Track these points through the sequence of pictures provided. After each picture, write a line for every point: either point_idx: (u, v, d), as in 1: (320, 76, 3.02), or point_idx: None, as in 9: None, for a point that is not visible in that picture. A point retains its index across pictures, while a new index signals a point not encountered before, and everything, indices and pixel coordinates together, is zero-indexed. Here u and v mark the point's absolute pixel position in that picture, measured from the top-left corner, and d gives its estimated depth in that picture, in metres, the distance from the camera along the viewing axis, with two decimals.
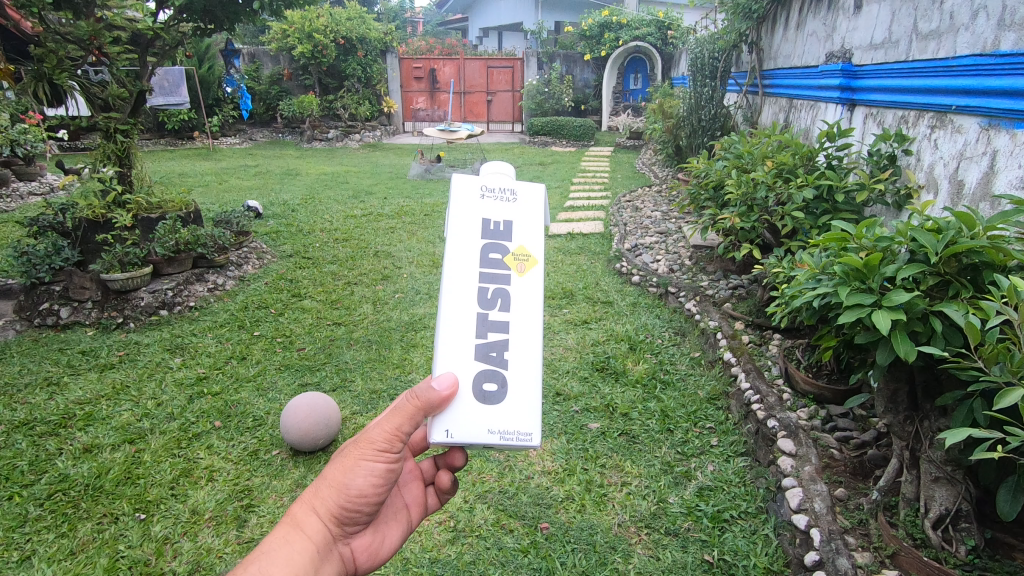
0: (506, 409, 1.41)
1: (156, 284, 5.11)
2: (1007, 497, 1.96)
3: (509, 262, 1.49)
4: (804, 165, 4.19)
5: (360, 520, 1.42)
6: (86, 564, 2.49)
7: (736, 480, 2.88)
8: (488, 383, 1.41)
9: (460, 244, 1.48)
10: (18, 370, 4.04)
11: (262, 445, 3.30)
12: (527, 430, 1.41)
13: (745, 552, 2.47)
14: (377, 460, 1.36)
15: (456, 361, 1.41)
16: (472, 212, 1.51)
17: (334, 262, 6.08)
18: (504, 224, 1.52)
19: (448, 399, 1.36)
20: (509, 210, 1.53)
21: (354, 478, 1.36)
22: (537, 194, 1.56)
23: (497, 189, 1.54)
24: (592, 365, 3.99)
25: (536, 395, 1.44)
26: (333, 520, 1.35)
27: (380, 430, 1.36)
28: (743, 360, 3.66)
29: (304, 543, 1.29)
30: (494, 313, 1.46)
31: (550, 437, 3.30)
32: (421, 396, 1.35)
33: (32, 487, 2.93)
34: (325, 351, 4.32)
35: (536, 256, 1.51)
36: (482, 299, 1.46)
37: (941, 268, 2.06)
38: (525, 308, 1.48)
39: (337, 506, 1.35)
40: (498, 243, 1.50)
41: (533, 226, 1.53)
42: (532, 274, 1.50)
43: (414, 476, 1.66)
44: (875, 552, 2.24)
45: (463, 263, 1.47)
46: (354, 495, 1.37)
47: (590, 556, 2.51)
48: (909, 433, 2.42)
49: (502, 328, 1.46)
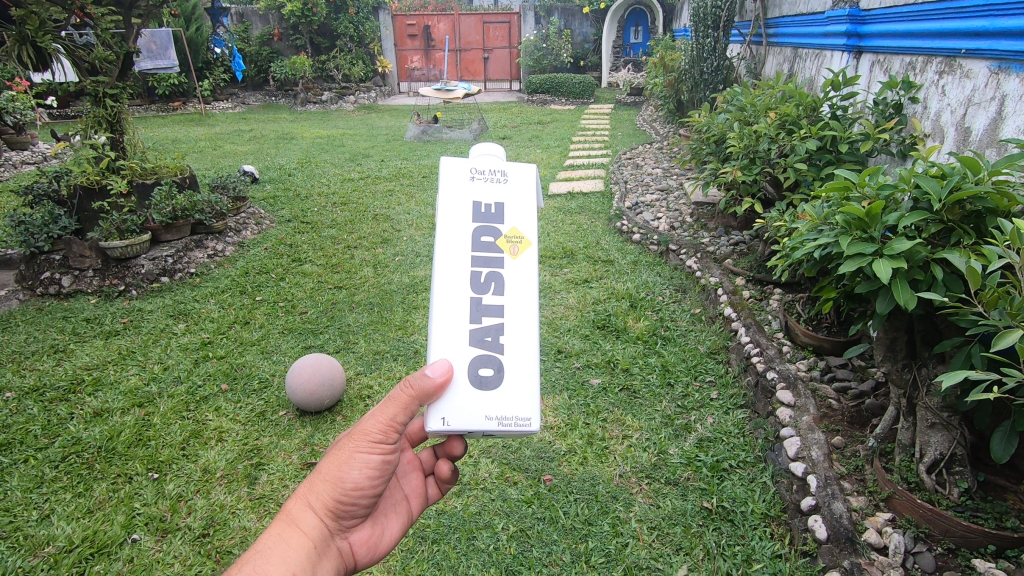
0: (503, 394, 1.41)
1: (155, 251, 5.10)
2: (1001, 441, 1.99)
3: (502, 245, 1.50)
4: (807, 116, 4.10)
5: (357, 513, 1.45)
6: (104, 521, 2.56)
7: (736, 431, 2.93)
8: (485, 369, 1.42)
9: (452, 228, 1.49)
10: (24, 338, 4.08)
11: (270, 406, 3.36)
12: (526, 416, 1.41)
13: (743, 499, 2.53)
14: (372, 451, 1.41)
15: (451, 348, 1.42)
16: (463, 195, 1.52)
17: (333, 226, 6.05)
18: (495, 206, 1.53)
19: (443, 385, 1.37)
20: (500, 192, 1.54)
21: (349, 471, 1.39)
22: (529, 174, 1.57)
23: (487, 170, 1.55)
24: (593, 322, 4.01)
25: (535, 380, 1.44)
26: (329, 515, 1.39)
27: (374, 422, 1.40)
28: (743, 314, 3.68)
29: (301, 539, 1.32)
30: (487, 297, 1.47)
31: (553, 393, 3.35)
32: (416, 385, 1.36)
33: (46, 450, 3.00)
34: (328, 313, 4.35)
35: (528, 238, 1.51)
36: (475, 283, 1.47)
37: (945, 215, 2.04)
38: (519, 291, 1.48)
39: (333, 500, 1.39)
40: (490, 226, 1.51)
41: (525, 207, 1.54)
42: (525, 256, 1.50)
43: (413, 467, 1.67)
44: (870, 497, 2.33)
45: (454, 247, 1.48)
46: (349, 488, 1.40)
47: (592, 505, 2.57)
48: (907, 381, 2.44)
49: (497, 311, 1.46)
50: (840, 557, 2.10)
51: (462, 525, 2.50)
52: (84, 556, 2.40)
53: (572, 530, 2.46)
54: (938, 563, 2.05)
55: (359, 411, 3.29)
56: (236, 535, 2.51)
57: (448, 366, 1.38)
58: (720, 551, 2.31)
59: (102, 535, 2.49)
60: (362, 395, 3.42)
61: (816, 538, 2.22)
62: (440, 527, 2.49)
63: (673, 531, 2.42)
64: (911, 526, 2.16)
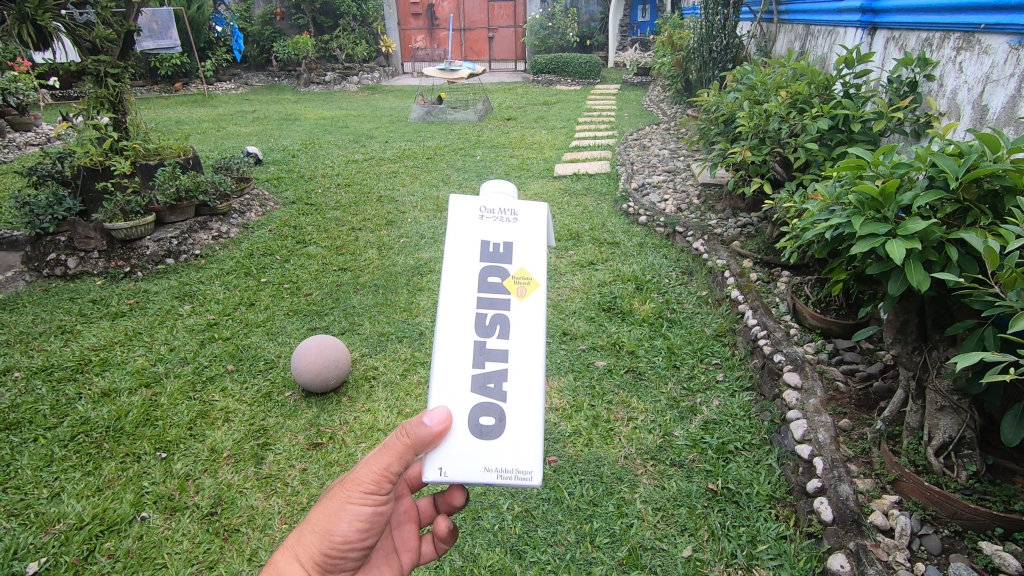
0: (504, 444, 1.33)
1: (160, 232, 5.09)
2: (1012, 424, 1.96)
3: (508, 287, 1.43)
4: (819, 95, 4.02)
5: (345, 565, 1.43)
6: (113, 499, 2.59)
7: (742, 413, 2.92)
8: (486, 417, 1.34)
9: (458, 269, 1.42)
10: (32, 319, 4.10)
11: (276, 386, 3.37)
12: (527, 468, 1.32)
13: (748, 481, 2.53)
14: (362, 504, 1.38)
15: (451, 394, 1.36)
16: (470, 234, 1.45)
17: (337, 207, 6.02)
18: (504, 246, 1.45)
19: (440, 434, 1.31)
20: (510, 231, 1.46)
21: (338, 523, 1.36)
22: (541, 213, 1.48)
23: (497, 209, 1.47)
24: (598, 305, 3.99)
25: (539, 430, 1.35)
26: (317, 567, 1.36)
27: (366, 473, 1.36)
28: (751, 297, 3.64)
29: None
30: (491, 341, 1.39)
31: (558, 375, 3.34)
32: (410, 434, 1.31)
33: (55, 429, 3.02)
34: (333, 295, 4.34)
35: (537, 279, 1.42)
36: (480, 326, 1.40)
37: (961, 194, 2.00)
38: (525, 335, 1.40)
39: (322, 553, 1.36)
40: (496, 266, 1.43)
41: (535, 247, 1.45)
42: (532, 298, 1.42)
43: (409, 518, 1.62)
44: (877, 479, 2.32)
45: (460, 288, 1.41)
46: (338, 541, 1.38)
47: (597, 486, 2.58)
48: (916, 364, 2.40)
49: (501, 357, 1.39)
50: (846, 539, 2.10)
51: (468, 505, 2.51)
52: (93, 533, 2.42)
53: (577, 511, 2.46)
54: (944, 545, 2.05)
55: (365, 392, 3.30)
56: (243, 514, 2.53)
57: (446, 413, 1.31)
58: (725, 532, 2.31)
59: (111, 513, 2.51)
60: (367, 376, 3.43)
61: (822, 519, 2.21)
62: None
63: (677, 512, 2.42)
64: (918, 508, 2.15)
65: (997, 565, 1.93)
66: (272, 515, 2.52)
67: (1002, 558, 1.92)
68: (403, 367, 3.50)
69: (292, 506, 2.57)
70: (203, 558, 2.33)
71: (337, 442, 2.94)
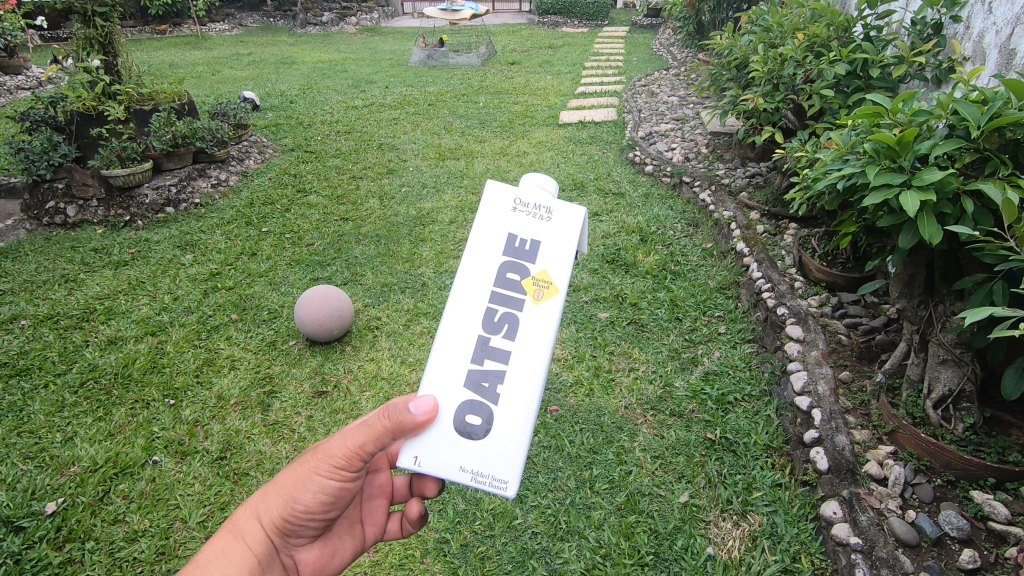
0: (484, 447, 1.22)
1: (158, 180, 5.02)
2: (1013, 379, 1.96)
3: (526, 287, 1.30)
4: (838, 38, 3.84)
5: (307, 532, 1.37)
6: (125, 443, 2.65)
7: (742, 365, 2.94)
8: (473, 416, 1.24)
9: (477, 258, 1.32)
10: (35, 267, 4.09)
11: (280, 335, 3.40)
12: (503, 476, 1.21)
13: (747, 431, 2.57)
14: (330, 479, 1.30)
15: (443, 383, 1.26)
16: (497, 225, 1.33)
17: (338, 155, 5.90)
18: (531, 244, 1.32)
19: (423, 424, 1.22)
20: (540, 229, 1.33)
21: (303, 491, 1.29)
22: (577, 216, 1.34)
23: (532, 204, 1.35)
24: (602, 257, 3.95)
25: (525, 439, 1.23)
26: (276, 531, 1.31)
27: (339, 446, 1.28)
28: (756, 249, 3.60)
29: (243, 552, 1.26)
30: (496, 340, 1.29)
31: (560, 327, 3.35)
32: (394, 417, 1.22)
33: (64, 376, 3.07)
34: (335, 245, 4.31)
35: (557, 285, 1.29)
36: (487, 321, 1.29)
37: (981, 143, 1.92)
38: (534, 340, 1.28)
39: (283, 519, 1.30)
40: (518, 263, 1.31)
41: (563, 251, 1.32)
42: (548, 304, 1.29)
43: (381, 491, 1.55)
44: (874, 430, 2.35)
45: (475, 278, 1.32)
46: (301, 509, 1.31)
47: (597, 435, 2.62)
48: (921, 318, 2.38)
49: (503, 357, 1.27)
50: (840, 487, 2.15)
51: None
52: (108, 476, 2.49)
53: (577, 458, 2.52)
54: (936, 494, 2.09)
55: (368, 342, 3.32)
56: (252, 458, 2.60)
57: (433, 405, 1.22)
58: (722, 479, 2.36)
59: (123, 457, 2.57)
60: (371, 326, 3.45)
61: (817, 468, 2.26)
62: None
63: (675, 460, 2.47)
64: (913, 459, 2.19)
65: (987, 513, 1.98)
66: (280, 459, 2.59)
67: (992, 507, 1.97)
68: (406, 318, 3.51)
69: (299, 451, 2.63)
70: (214, 500, 2.40)
71: (342, 390, 2.98)
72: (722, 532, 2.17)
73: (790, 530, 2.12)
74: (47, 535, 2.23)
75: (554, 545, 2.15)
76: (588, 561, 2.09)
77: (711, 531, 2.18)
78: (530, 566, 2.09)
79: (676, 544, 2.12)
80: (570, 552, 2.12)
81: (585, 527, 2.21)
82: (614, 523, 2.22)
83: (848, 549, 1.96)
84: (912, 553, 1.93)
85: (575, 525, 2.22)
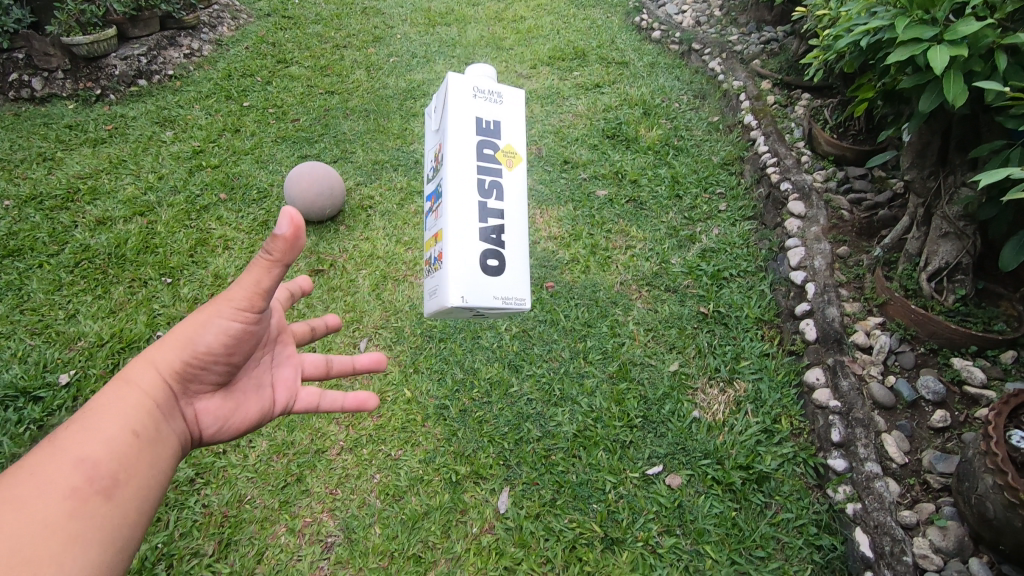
0: (506, 275, 1.36)
1: (126, 49, 4.64)
2: (1013, 249, 1.94)
3: (499, 158, 1.41)
4: None
5: (211, 378, 1.23)
6: (128, 320, 2.69)
7: (740, 242, 2.91)
8: (492, 258, 1.35)
9: (457, 141, 1.37)
10: (9, 146, 3.91)
11: (271, 215, 3.32)
12: (521, 295, 1.37)
13: (739, 305, 2.61)
14: (232, 321, 1.17)
15: (464, 240, 1.33)
16: (464, 112, 1.40)
17: (318, 21, 5.42)
18: (493, 123, 1.43)
19: (293, 241, 1.01)
20: (497, 110, 1.44)
21: (203, 334, 1.17)
22: (520, 97, 1.49)
23: (485, 90, 1.44)
24: (602, 132, 3.76)
25: (526, 265, 1.40)
26: (175, 377, 1.18)
27: (238, 287, 1.12)
28: (764, 123, 3.42)
29: (138, 399, 1.12)
30: (491, 203, 1.39)
31: (557, 205, 3.27)
32: (272, 251, 1.03)
33: (58, 256, 3.04)
34: (322, 121, 4.09)
35: (521, 154, 1.46)
36: (479, 189, 1.39)
37: None
38: (518, 198, 1.43)
39: (183, 364, 1.18)
40: (489, 140, 1.41)
41: (517, 126, 1.48)
42: (518, 170, 1.45)
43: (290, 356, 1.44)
44: (866, 303, 2.38)
45: (460, 153, 1.37)
46: (203, 352, 1.19)
47: (592, 310, 2.66)
48: (928, 190, 2.31)
49: (499, 214, 1.39)
50: (825, 357, 2.22)
51: (467, 327, 2.61)
52: (115, 351, 2.55)
53: (572, 332, 2.57)
54: (917, 361, 2.16)
55: (362, 222, 3.26)
56: None
57: (294, 217, 1.00)
58: (712, 351, 2.43)
59: (127, 332, 2.62)
60: (364, 206, 3.36)
61: (805, 339, 2.33)
62: (446, 328, 2.61)
63: (668, 334, 2.53)
64: (899, 329, 2.23)
65: (963, 378, 2.06)
66: None
67: (970, 373, 2.04)
68: (400, 197, 3.41)
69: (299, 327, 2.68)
70: None
71: (338, 270, 2.97)
72: (708, 398, 2.28)
73: (773, 396, 2.23)
74: (65, 404, 2.33)
75: (548, 410, 2.26)
76: (580, 423, 2.21)
77: (698, 397, 2.28)
78: (525, 428, 2.20)
79: (664, 409, 2.23)
80: (564, 416, 2.24)
81: (578, 394, 2.31)
82: (605, 391, 2.32)
83: (826, 412, 2.07)
84: (886, 413, 2.05)
85: (569, 392, 2.31)
